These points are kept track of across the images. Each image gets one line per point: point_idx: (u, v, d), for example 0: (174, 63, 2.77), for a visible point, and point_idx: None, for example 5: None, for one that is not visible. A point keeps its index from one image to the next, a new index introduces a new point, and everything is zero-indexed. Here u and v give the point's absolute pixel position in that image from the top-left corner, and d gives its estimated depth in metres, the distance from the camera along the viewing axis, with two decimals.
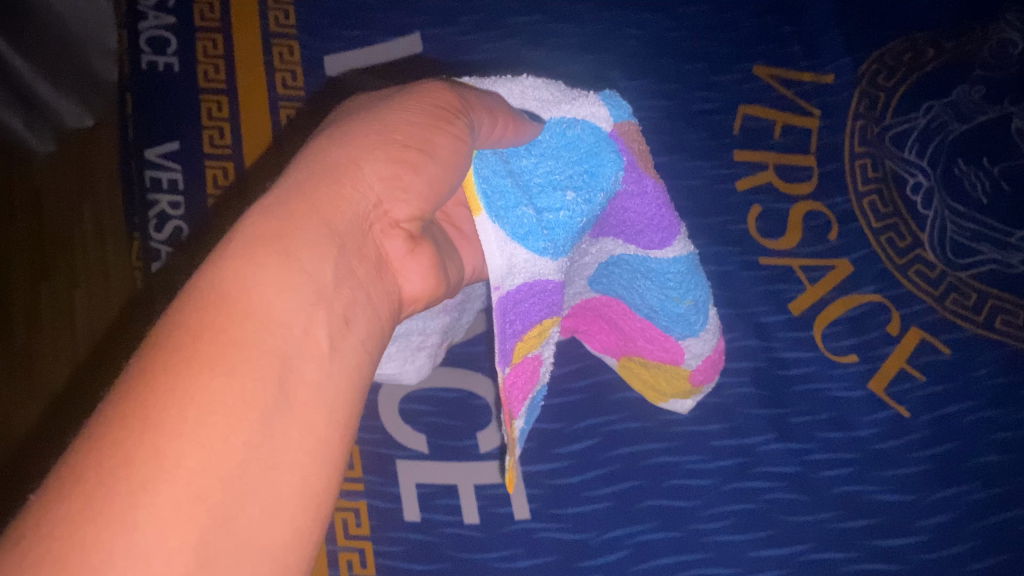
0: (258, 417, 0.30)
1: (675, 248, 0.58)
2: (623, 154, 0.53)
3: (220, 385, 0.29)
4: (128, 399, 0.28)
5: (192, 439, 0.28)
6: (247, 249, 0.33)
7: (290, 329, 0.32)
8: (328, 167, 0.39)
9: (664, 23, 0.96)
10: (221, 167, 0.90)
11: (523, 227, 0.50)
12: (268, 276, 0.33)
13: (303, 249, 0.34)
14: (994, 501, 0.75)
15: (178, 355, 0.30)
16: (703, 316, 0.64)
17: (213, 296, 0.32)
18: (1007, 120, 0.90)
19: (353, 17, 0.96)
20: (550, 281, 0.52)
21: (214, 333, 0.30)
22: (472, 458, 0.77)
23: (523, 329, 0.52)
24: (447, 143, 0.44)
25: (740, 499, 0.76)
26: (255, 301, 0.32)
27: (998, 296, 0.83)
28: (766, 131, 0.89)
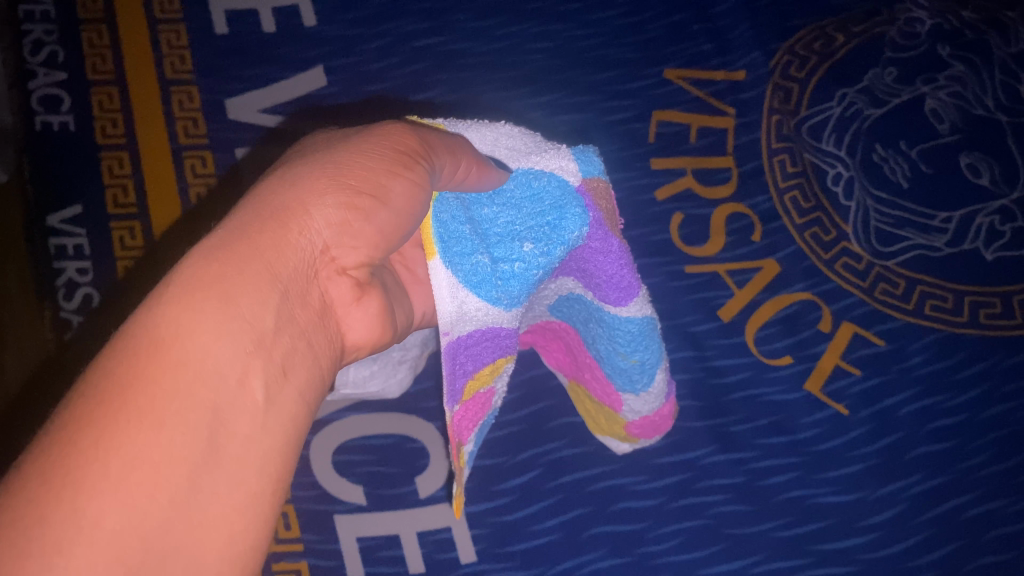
0: (186, 473, 0.30)
1: (627, 312, 0.54)
2: (590, 211, 0.51)
3: (148, 439, 0.30)
4: (51, 455, 0.29)
5: (114, 497, 0.28)
6: (180, 293, 0.33)
7: (223, 381, 0.32)
8: (273, 210, 0.39)
9: (573, 32, 0.93)
10: (128, 227, 0.87)
11: (477, 275, 0.49)
12: (205, 327, 0.33)
13: (238, 297, 0.34)
14: (939, 491, 0.75)
15: (105, 408, 0.30)
16: (653, 377, 0.61)
17: (147, 344, 0.32)
18: (921, 101, 0.89)
19: (250, 54, 0.92)
20: (503, 328, 0.52)
21: (144, 385, 0.30)
22: (412, 506, 0.75)
23: (474, 369, 0.52)
24: (403, 188, 0.43)
25: (687, 516, 0.75)
26: (188, 352, 0.32)
27: (925, 282, 0.82)
28: (682, 136, 0.88)
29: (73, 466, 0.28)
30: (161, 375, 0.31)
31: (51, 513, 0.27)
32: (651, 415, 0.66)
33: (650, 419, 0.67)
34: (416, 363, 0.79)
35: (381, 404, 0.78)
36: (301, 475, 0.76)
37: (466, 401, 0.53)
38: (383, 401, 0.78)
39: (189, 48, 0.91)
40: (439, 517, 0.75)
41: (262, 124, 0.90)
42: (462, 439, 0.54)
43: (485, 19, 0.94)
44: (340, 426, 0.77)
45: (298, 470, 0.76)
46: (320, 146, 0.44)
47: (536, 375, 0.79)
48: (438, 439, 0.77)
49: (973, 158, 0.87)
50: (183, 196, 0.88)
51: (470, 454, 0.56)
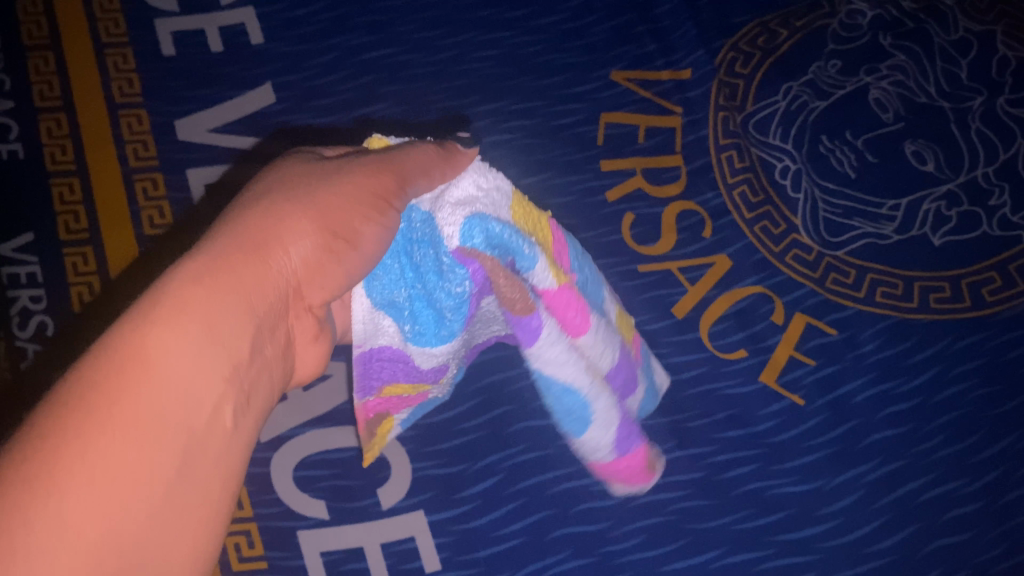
0: (158, 497, 0.29)
1: (537, 353, 0.60)
2: (471, 267, 0.52)
3: (130, 453, 0.29)
4: (20, 461, 0.27)
5: (89, 512, 0.27)
6: (164, 311, 0.32)
7: (199, 406, 0.32)
8: (256, 238, 0.38)
9: (519, 39, 0.94)
10: (80, 252, 0.86)
11: (390, 305, 0.51)
12: (188, 351, 0.32)
13: (217, 324, 0.34)
14: (896, 475, 0.76)
15: (80, 419, 0.28)
16: (592, 425, 0.67)
17: (134, 357, 0.31)
18: (864, 91, 0.90)
19: (198, 75, 0.92)
20: (411, 357, 0.55)
21: (129, 397, 0.30)
22: (374, 517, 0.75)
23: (393, 378, 0.56)
24: (372, 232, 0.44)
25: (648, 513, 0.75)
26: (172, 373, 0.31)
27: (876, 269, 0.83)
28: (630, 137, 0.89)
29: (49, 474, 0.27)
30: (143, 394, 0.30)
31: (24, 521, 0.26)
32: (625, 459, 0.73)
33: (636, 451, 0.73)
34: None
35: (340, 417, 0.78)
36: (263, 492, 0.76)
37: (389, 397, 0.57)
38: (341, 414, 0.78)
39: (136, 71, 0.91)
40: (402, 528, 0.75)
41: (212, 143, 0.90)
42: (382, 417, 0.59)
43: (432, 31, 0.95)
44: (300, 442, 0.77)
45: (260, 488, 0.76)
46: (302, 163, 0.43)
47: (494, 381, 0.78)
48: (396, 450, 0.76)
49: (917, 145, 0.87)
50: (134, 220, 0.87)
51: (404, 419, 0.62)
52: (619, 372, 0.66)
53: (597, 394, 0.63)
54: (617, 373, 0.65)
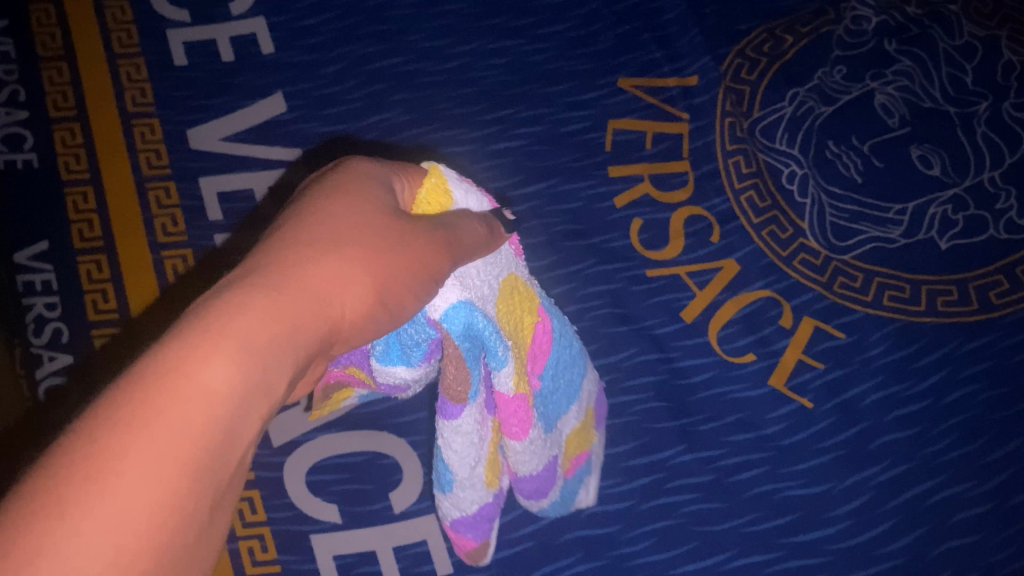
0: (174, 575, 0.25)
1: (445, 426, 0.53)
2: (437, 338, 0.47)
3: (148, 515, 0.24)
4: (27, 506, 0.22)
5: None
6: (220, 342, 0.27)
7: (232, 467, 0.27)
8: (323, 265, 0.34)
9: (527, 47, 0.95)
10: (95, 260, 0.88)
11: None
12: (238, 395, 0.27)
13: (275, 367, 0.29)
14: (904, 478, 0.76)
15: (106, 464, 0.23)
16: (445, 496, 0.58)
17: (181, 393, 0.25)
18: (870, 96, 0.91)
19: (210, 84, 0.93)
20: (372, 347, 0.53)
21: (166, 442, 0.25)
22: (387, 521, 0.76)
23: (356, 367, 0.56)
24: (425, 287, 0.40)
25: (658, 516, 0.76)
26: (217, 421, 0.26)
27: (883, 273, 0.83)
28: (637, 143, 0.90)
29: (50, 545, 0.22)
30: (186, 448, 0.25)
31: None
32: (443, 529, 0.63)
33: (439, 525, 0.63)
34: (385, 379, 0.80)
35: (352, 422, 0.79)
36: (276, 497, 0.77)
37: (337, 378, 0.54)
38: (354, 419, 0.79)
39: (149, 81, 0.92)
40: (414, 531, 0.75)
41: (224, 152, 0.91)
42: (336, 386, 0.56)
43: (440, 38, 0.95)
44: (312, 447, 0.78)
45: (272, 493, 0.77)
46: (373, 180, 0.39)
47: None
48: (410, 453, 0.78)
49: (923, 149, 0.88)
50: (148, 227, 0.89)
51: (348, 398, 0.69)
52: (533, 479, 0.63)
53: (472, 484, 0.57)
54: (530, 478, 0.63)
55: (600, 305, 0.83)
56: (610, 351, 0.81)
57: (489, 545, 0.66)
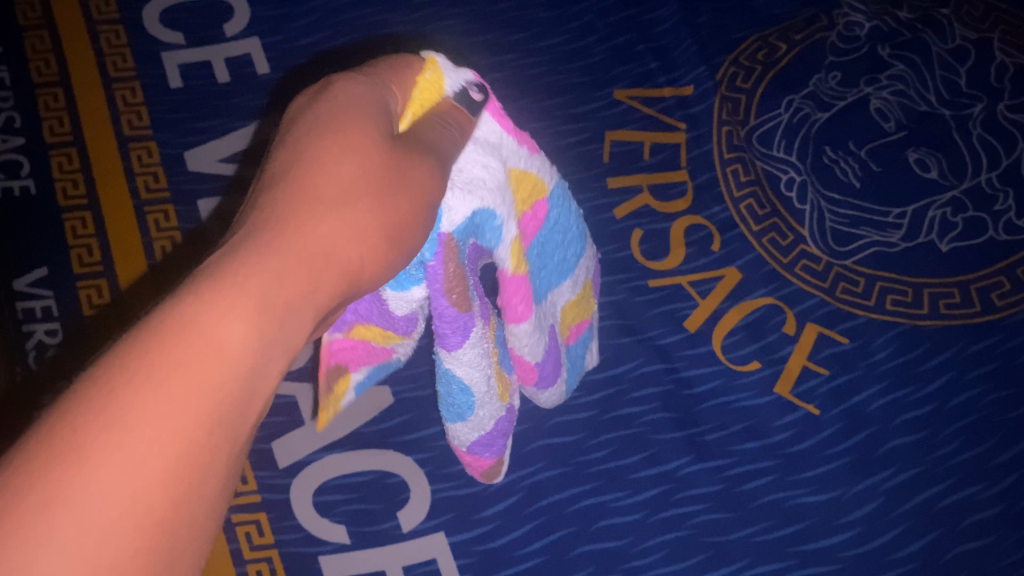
0: (209, 493, 0.26)
1: (457, 357, 0.55)
2: (437, 262, 0.49)
3: (190, 437, 0.25)
4: (74, 418, 0.24)
5: (129, 513, 0.23)
6: (226, 290, 0.28)
7: (258, 399, 0.28)
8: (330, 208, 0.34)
9: (522, 61, 0.97)
10: (96, 285, 0.86)
11: None
12: (255, 333, 0.28)
13: (286, 308, 0.30)
14: (914, 483, 0.75)
15: (139, 383, 0.25)
16: (460, 424, 0.61)
17: (199, 332, 0.27)
18: (865, 101, 0.91)
19: (208, 107, 0.94)
20: (387, 302, 0.52)
21: (190, 371, 0.26)
22: (395, 540, 0.75)
23: (366, 317, 0.52)
24: (423, 193, 0.40)
25: (668, 527, 0.75)
26: (237, 354, 0.27)
27: (885, 278, 0.83)
28: (635, 154, 0.91)
29: (87, 459, 0.23)
30: (206, 380, 0.26)
31: (63, 501, 0.23)
32: (455, 453, 0.67)
33: (453, 451, 0.67)
34: (390, 398, 0.81)
35: (357, 441, 0.79)
36: (282, 519, 0.76)
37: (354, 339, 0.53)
38: (360, 439, 0.79)
39: (145, 105, 0.93)
40: (423, 550, 0.75)
41: (221, 173, 0.90)
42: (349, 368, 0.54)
43: (436, 57, 0.97)
44: (318, 467, 0.78)
45: (279, 515, 0.76)
46: (368, 104, 0.39)
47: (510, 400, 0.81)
48: (416, 471, 0.78)
49: (920, 153, 0.88)
50: (147, 251, 0.88)
51: (360, 383, 0.57)
52: (546, 360, 0.67)
53: (490, 400, 0.60)
54: (543, 363, 0.66)
55: (603, 316, 0.83)
56: (615, 362, 0.81)
57: (503, 463, 0.72)
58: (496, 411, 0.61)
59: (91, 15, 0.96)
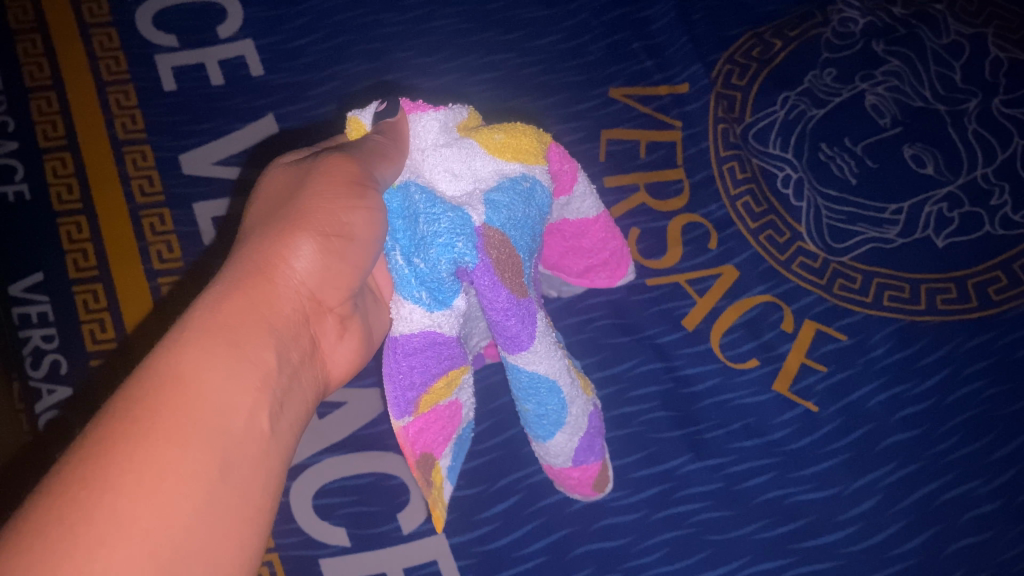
0: (211, 491, 0.33)
1: (533, 352, 0.53)
2: (481, 254, 0.47)
3: (180, 452, 0.33)
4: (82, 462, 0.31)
5: (143, 519, 0.30)
6: (182, 347, 0.36)
7: (236, 415, 0.36)
8: (258, 267, 0.42)
9: (517, 60, 0.97)
10: (93, 290, 0.86)
11: (432, 287, 0.47)
12: (216, 368, 0.36)
13: (240, 347, 0.38)
14: (913, 478, 0.76)
15: (132, 425, 0.32)
16: (559, 433, 0.60)
17: (169, 377, 0.35)
18: (860, 97, 0.92)
19: (203, 110, 0.93)
20: (443, 333, 0.50)
21: (168, 409, 0.33)
22: (396, 542, 0.75)
23: (426, 383, 0.51)
24: (362, 217, 0.46)
25: (668, 526, 0.75)
26: (203, 385, 0.35)
27: (882, 274, 0.83)
28: (631, 153, 0.91)
29: (97, 487, 0.30)
30: (181, 410, 0.34)
31: (87, 519, 0.29)
32: (561, 473, 0.66)
33: (561, 472, 0.67)
34: None
35: (357, 444, 0.79)
36: (282, 523, 0.76)
37: (427, 415, 0.52)
38: (359, 441, 0.79)
39: (139, 108, 0.93)
40: (424, 551, 0.75)
41: (216, 175, 0.90)
42: (433, 452, 0.54)
43: (430, 57, 0.97)
44: (318, 470, 0.78)
45: (279, 519, 0.76)
46: (291, 179, 0.47)
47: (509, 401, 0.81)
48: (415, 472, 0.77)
49: (916, 149, 0.89)
50: (143, 255, 0.87)
51: (450, 467, 0.56)
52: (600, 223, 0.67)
53: (576, 394, 0.58)
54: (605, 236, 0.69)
55: (602, 316, 0.83)
56: (614, 361, 0.81)
57: (608, 469, 0.71)
58: (582, 407, 0.59)
59: (84, 18, 0.95)
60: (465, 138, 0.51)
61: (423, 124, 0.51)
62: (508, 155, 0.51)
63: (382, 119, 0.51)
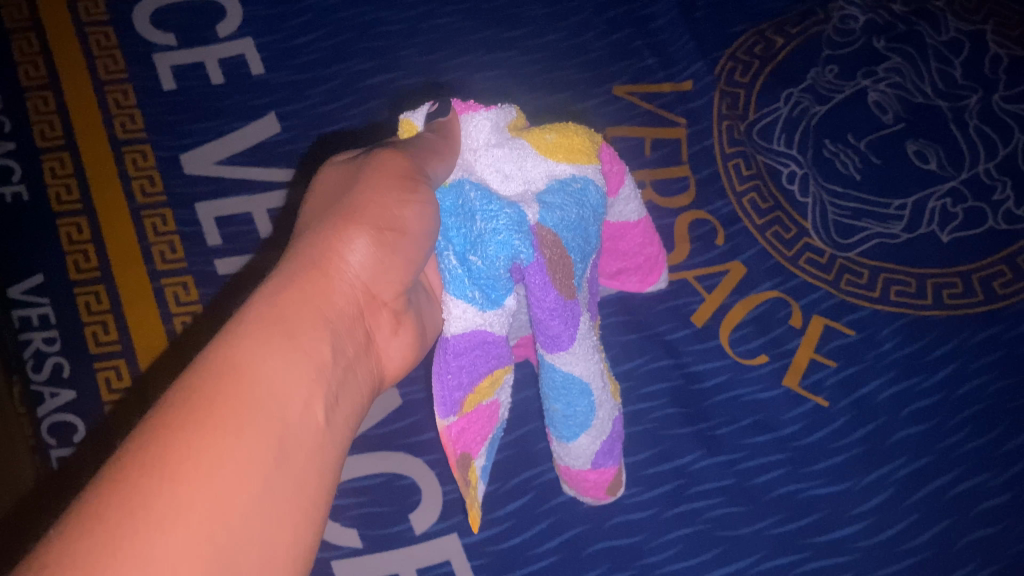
0: (265, 482, 0.35)
1: (571, 353, 0.55)
2: (536, 252, 0.49)
3: (237, 442, 0.34)
4: (147, 444, 0.33)
5: (205, 501, 0.32)
6: (241, 340, 0.38)
7: (291, 408, 0.38)
8: (311, 261, 0.44)
9: (520, 58, 0.97)
10: (93, 292, 0.84)
11: (486, 285, 0.50)
12: (272, 361, 0.38)
13: (296, 342, 0.40)
14: (924, 471, 0.76)
15: (194, 413, 0.34)
16: (585, 435, 0.61)
17: (229, 369, 0.37)
18: (863, 94, 0.92)
19: (203, 108, 0.92)
20: (492, 332, 0.52)
21: (226, 400, 0.35)
22: (408, 543, 0.74)
23: (472, 381, 0.53)
24: (415, 212, 0.48)
25: (683, 523, 0.75)
26: (260, 378, 0.37)
27: (888, 269, 0.84)
28: (636, 150, 0.91)
29: (163, 469, 0.32)
30: (240, 400, 0.36)
31: (150, 499, 0.31)
32: (577, 475, 0.67)
33: (577, 473, 0.67)
34: (398, 400, 0.80)
35: (368, 444, 0.79)
36: None
37: (469, 415, 0.54)
38: (371, 441, 0.79)
39: (138, 107, 0.92)
40: (436, 552, 0.74)
41: (220, 175, 0.89)
42: (471, 452, 0.55)
43: (433, 55, 0.96)
44: None
45: None
46: (343, 179, 0.49)
47: (520, 400, 0.81)
48: (429, 474, 0.77)
49: (919, 144, 0.89)
50: (146, 256, 0.86)
51: (483, 468, 0.57)
52: (638, 229, 0.69)
53: (606, 399, 0.60)
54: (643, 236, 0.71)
55: (610, 313, 0.83)
56: (624, 359, 0.81)
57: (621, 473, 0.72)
58: (608, 412, 0.61)
59: (79, 17, 0.94)
60: (516, 139, 0.53)
61: (475, 123, 0.54)
62: (560, 156, 0.53)
63: (435, 119, 0.54)
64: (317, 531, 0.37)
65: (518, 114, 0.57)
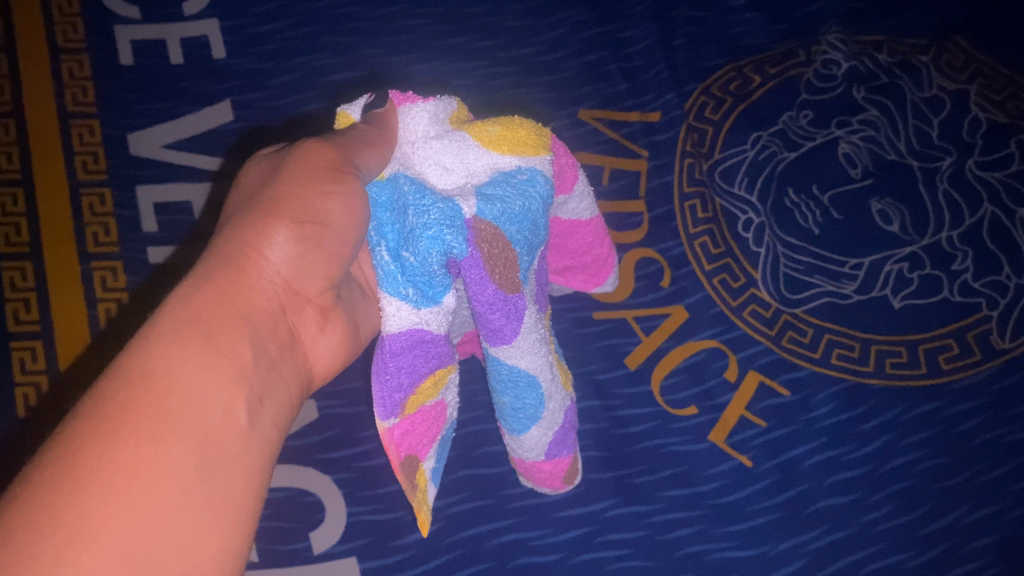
0: (184, 491, 0.33)
1: (516, 347, 0.52)
2: (470, 247, 0.46)
3: (151, 453, 0.32)
4: (49, 466, 0.31)
5: (116, 519, 0.30)
6: (155, 343, 0.36)
7: (212, 411, 0.35)
8: (233, 258, 0.41)
9: (489, 70, 0.94)
10: (20, 267, 0.82)
11: (421, 281, 0.46)
12: (189, 363, 0.36)
13: (216, 343, 0.37)
14: (841, 545, 0.74)
15: (98, 426, 0.32)
16: (535, 427, 0.59)
17: (139, 374, 0.34)
18: (835, 144, 0.89)
19: (158, 89, 0.90)
20: (431, 331, 0.48)
21: (137, 408, 0.33)
22: (304, 563, 0.73)
23: (412, 383, 0.48)
24: (339, 204, 0.45)
25: (588, 570, 0.73)
26: (176, 382, 0.35)
27: (833, 330, 0.81)
28: (594, 179, 0.89)
29: (67, 489, 0.30)
30: (153, 407, 0.33)
31: (54, 523, 0.29)
32: (533, 467, 0.66)
33: (532, 465, 0.66)
34: (315, 414, 0.79)
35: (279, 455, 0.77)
36: None
37: (414, 416, 0.50)
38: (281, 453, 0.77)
39: (93, 79, 0.89)
40: None
41: (165, 159, 0.87)
42: (418, 455, 0.51)
43: (400, 57, 0.94)
44: None
45: None
46: (269, 171, 0.46)
47: None
48: (334, 495, 0.75)
49: (884, 203, 0.86)
50: (79, 236, 0.84)
51: (433, 468, 0.54)
52: (588, 228, 0.66)
53: (557, 391, 0.58)
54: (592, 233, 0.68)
55: None
56: None
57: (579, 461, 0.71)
58: (559, 405, 0.59)
59: None
60: (457, 131, 0.50)
61: (412, 115, 0.51)
62: (503, 149, 0.50)
63: (371, 111, 0.51)
64: (248, 536, 0.36)
65: (461, 106, 0.54)
